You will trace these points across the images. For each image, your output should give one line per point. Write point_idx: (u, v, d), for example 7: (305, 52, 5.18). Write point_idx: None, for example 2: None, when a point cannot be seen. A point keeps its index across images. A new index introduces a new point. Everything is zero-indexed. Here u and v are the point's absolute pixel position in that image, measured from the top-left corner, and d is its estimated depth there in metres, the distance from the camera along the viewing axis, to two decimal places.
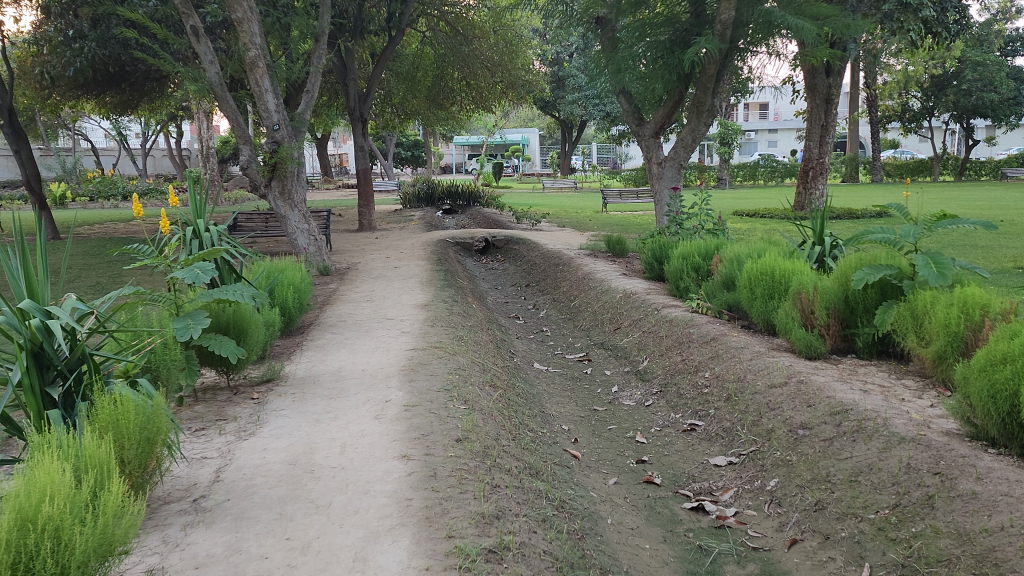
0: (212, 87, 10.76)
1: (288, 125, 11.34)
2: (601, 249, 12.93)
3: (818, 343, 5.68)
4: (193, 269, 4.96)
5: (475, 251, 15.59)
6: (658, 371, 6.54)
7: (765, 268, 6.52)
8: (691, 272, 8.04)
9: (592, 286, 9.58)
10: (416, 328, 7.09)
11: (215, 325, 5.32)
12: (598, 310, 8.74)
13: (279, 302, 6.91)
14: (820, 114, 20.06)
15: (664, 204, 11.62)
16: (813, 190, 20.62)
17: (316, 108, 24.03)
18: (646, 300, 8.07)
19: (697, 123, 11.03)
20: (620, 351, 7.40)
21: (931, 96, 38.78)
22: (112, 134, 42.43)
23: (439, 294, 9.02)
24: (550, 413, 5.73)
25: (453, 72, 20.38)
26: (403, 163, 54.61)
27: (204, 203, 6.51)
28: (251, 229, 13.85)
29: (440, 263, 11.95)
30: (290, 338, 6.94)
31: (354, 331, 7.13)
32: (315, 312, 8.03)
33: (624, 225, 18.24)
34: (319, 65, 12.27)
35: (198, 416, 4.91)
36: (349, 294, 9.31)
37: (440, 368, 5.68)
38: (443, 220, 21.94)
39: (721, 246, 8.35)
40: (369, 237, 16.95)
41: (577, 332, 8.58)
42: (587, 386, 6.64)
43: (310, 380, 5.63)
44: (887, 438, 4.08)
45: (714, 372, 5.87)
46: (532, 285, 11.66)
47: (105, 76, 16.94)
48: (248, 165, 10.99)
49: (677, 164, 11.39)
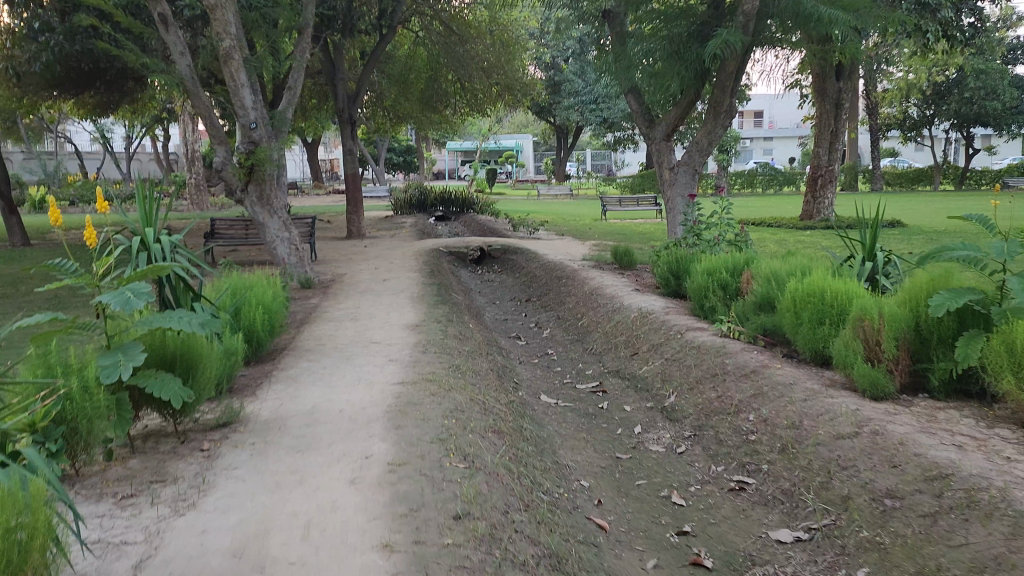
0: (183, 80, 9.74)
1: (266, 123, 10.39)
2: (606, 260, 11.99)
3: (886, 381, 4.74)
4: (123, 291, 3.91)
5: (471, 261, 14.62)
6: (689, 408, 5.58)
7: (814, 289, 5.59)
8: (718, 289, 7.08)
9: (602, 303, 8.63)
10: (407, 355, 6.11)
11: (158, 360, 4.31)
12: (610, 332, 7.78)
13: (245, 325, 5.93)
14: (831, 120, 19.20)
15: (677, 214, 10.67)
16: (823, 199, 19.72)
17: (306, 110, 23.07)
18: (667, 321, 7.13)
19: (714, 124, 10.18)
20: (640, 382, 6.44)
21: (932, 105, 38.18)
22: (95, 137, 41.30)
23: (432, 312, 8.06)
24: (566, 465, 4.77)
25: (447, 74, 19.47)
26: (394, 168, 53.61)
27: (157, 208, 5.52)
28: (230, 236, 12.85)
29: (434, 275, 10.97)
30: (257, 367, 5.94)
31: (332, 358, 6.14)
32: (290, 334, 7.02)
33: (628, 235, 17.29)
34: (303, 60, 11.28)
35: (131, 475, 3.93)
36: (331, 312, 8.32)
37: (433, 410, 4.70)
38: (435, 228, 20.92)
39: (750, 261, 7.40)
40: (358, 245, 15.92)
41: (587, 356, 7.63)
42: (606, 425, 5.67)
43: (275, 422, 4.65)
44: (1014, 520, 3.16)
45: (761, 415, 4.91)
46: (534, 300, 10.69)
47: (78, 73, 15.92)
48: (222, 167, 9.94)
49: (692, 168, 10.40)
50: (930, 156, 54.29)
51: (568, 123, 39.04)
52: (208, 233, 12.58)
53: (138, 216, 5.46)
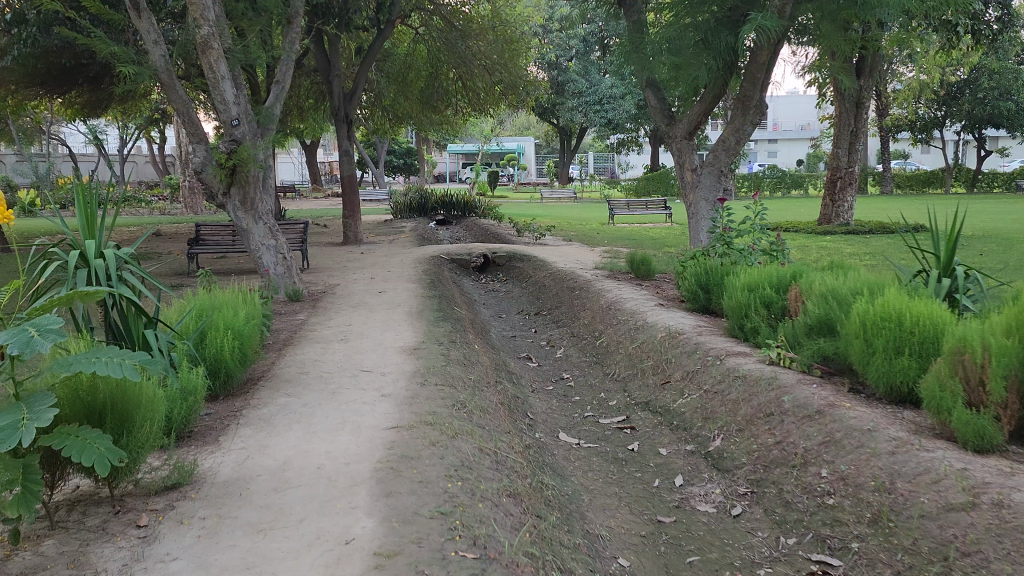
0: (158, 72, 8.81)
1: (251, 120, 9.48)
2: (621, 269, 11.08)
3: (993, 432, 3.82)
4: (26, 329, 2.99)
5: (474, 268, 13.75)
6: (742, 456, 4.65)
7: (890, 311, 4.68)
8: (761, 308, 6.17)
9: (622, 320, 7.72)
10: (402, 388, 5.19)
11: (82, 410, 3.37)
12: (634, 354, 6.89)
13: (211, 355, 4.99)
14: (851, 119, 18.40)
15: (700, 219, 9.81)
16: (842, 202, 18.78)
17: (301, 111, 22.16)
18: (700, 344, 6.23)
19: (742, 121, 9.31)
20: (675, 419, 5.51)
21: (943, 106, 37.27)
22: (89, 138, 40.36)
23: (432, 331, 7.15)
24: (599, 536, 3.84)
25: (448, 72, 18.56)
26: (395, 171, 52.72)
27: (103, 215, 4.58)
28: (215, 242, 11.94)
29: (434, 286, 10.05)
30: (226, 404, 5.03)
31: (315, 391, 5.23)
32: (268, 360, 6.10)
33: (639, 240, 16.36)
34: (292, 51, 10.36)
35: (40, 566, 2.98)
36: (319, 330, 7.38)
37: (432, 468, 3.78)
38: (435, 233, 20.02)
39: (797, 274, 6.50)
40: (354, 251, 15.04)
41: (608, 383, 6.71)
42: (640, 475, 4.76)
43: (237, 483, 3.72)
44: None
45: (838, 471, 3.99)
46: (544, 313, 9.78)
47: (57, 72, 15.22)
48: (201, 168, 9.02)
49: (716, 170, 9.58)
50: (938, 159, 53.34)
51: (572, 125, 38.16)
52: (192, 240, 11.66)
53: (79, 223, 4.54)
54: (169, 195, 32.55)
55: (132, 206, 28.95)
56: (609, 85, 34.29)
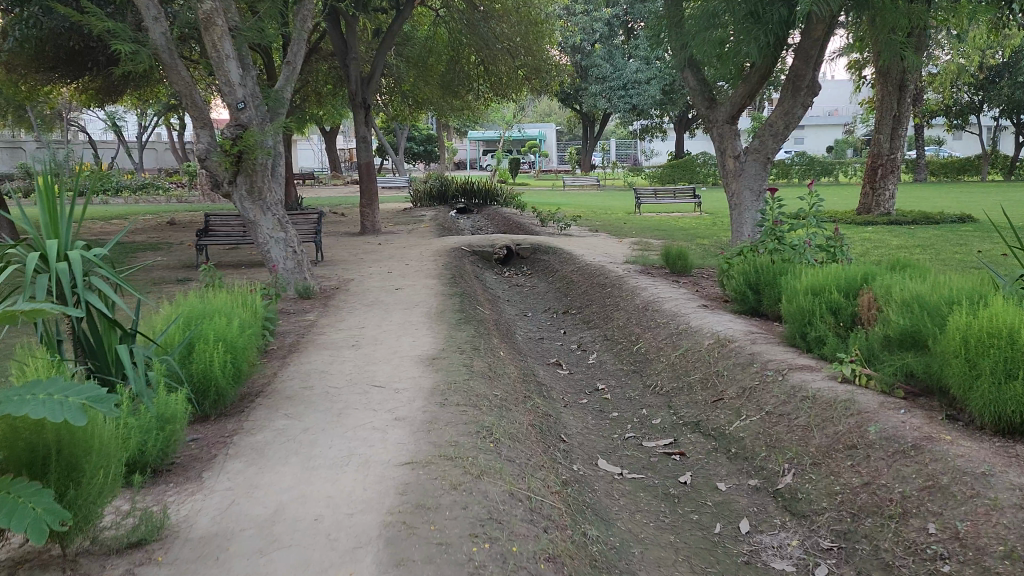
0: (158, 52, 8.15)
1: (258, 104, 8.80)
2: (654, 264, 10.31)
3: None
4: None
5: (497, 261, 13.04)
6: (822, 499, 3.93)
7: (999, 325, 3.91)
8: (827, 315, 5.42)
9: (662, 323, 6.98)
10: (420, 410, 4.50)
11: (21, 456, 2.70)
12: (678, 363, 6.15)
13: (199, 372, 4.35)
14: (894, 103, 17.50)
15: (744, 210, 9.00)
16: (883, 190, 17.86)
17: (318, 97, 21.49)
18: (756, 355, 5.48)
19: (792, 103, 8.49)
20: (733, 445, 4.78)
21: (981, 90, 35.88)
22: (108, 126, 40.06)
23: (454, 335, 6.47)
24: None
25: (470, 55, 17.78)
26: (415, 158, 52.09)
27: (69, 208, 3.90)
28: (224, 233, 11.32)
29: (455, 282, 9.37)
30: (216, 428, 4.37)
31: (319, 413, 4.56)
32: (270, 370, 5.44)
33: (668, 231, 15.56)
34: (304, 29, 9.63)
35: None
36: (328, 334, 6.73)
37: (453, 523, 3.10)
38: (455, 222, 19.33)
39: (868, 276, 5.72)
40: (371, 243, 14.38)
41: (649, 397, 5.99)
42: (699, 517, 4.06)
43: (218, 540, 3.06)
44: None
45: (952, 528, 3.26)
46: (573, 312, 9.07)
47: (66, 58, 14.79)
48: (205, 155, 8.38)
49: (762, 157, 8.80)
50: (972, 145, 51.73)
51: (595, 111, 37.15)
52: (200, 231, 11.04)
53: (40, 218, 3.86)
54: (187, 182, 32.07)
55: (150, 193, 28.54)
56: (634, 69, 32.86)
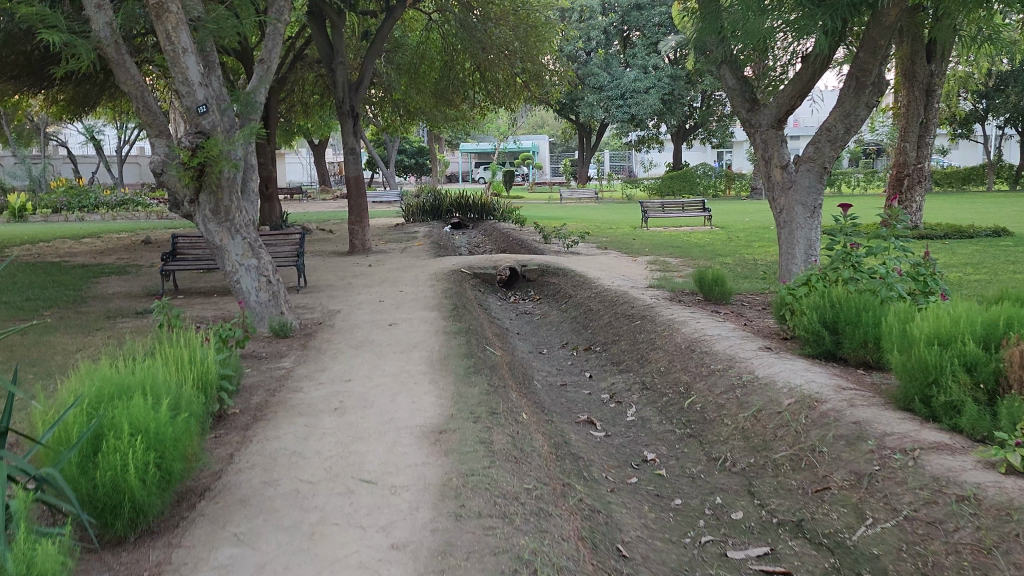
0: (102, 46, 6.84)
1: (223, 108, 7.45)
2: (684, 289, 9.02)
3: None
4: None
5: (499, 283, 11.71)
6: None
7: None
8: (960, 372, 4.08)
9: (720, 371, 5.64)
10: (427, 530, 3.13)
11: None
12: (754, 431, 4.80)
13: (104, 483, 3.01)
14: (921, 109, 16.08)
15: (796, 228, 7.68)
16: (910, 202, 16.64)
17: (303, 107, 20.15)
18: (865, 425, 4.14)
19: (855, 102, 7.22)
20: (865, 566, 3.46)
21: (986, 98, 34.84)
22: (88, 139, 38.53)
23: (464, 393, 5.13)
24: None
25: (466, 61, 16.47)
26: (406, 172, 50.92)
27: None
28: (193, 256, 9.95)
29: (459, 314, 8.04)
30: (136, 560, 3.01)
31: (281, 533, 3.18)
32: (225, 453, 4.08)
33: (683, 248, 14.29)
34: (281, 22, 8.28)
35: None
36: (308, 388, 5.38)
37: None
38: (451, 239, 18.02)
39: (1008, 318, 4.36)
40: (362, 263, 13.03)
41: (721, 475, 4.65)
42: None
43: None
44: None
45: None
46: (597, 348, 7.76)
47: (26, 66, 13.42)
48: (161, 169, 7.06)
49: (817, 165, 7.51)
50: (971, 154, 50.76)
51: (592, 122, 35.83)
52: (165, 255, 9.63)
53: None
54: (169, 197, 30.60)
55: (128, 209, 27.06)
56: (632, 78, 31.59)
